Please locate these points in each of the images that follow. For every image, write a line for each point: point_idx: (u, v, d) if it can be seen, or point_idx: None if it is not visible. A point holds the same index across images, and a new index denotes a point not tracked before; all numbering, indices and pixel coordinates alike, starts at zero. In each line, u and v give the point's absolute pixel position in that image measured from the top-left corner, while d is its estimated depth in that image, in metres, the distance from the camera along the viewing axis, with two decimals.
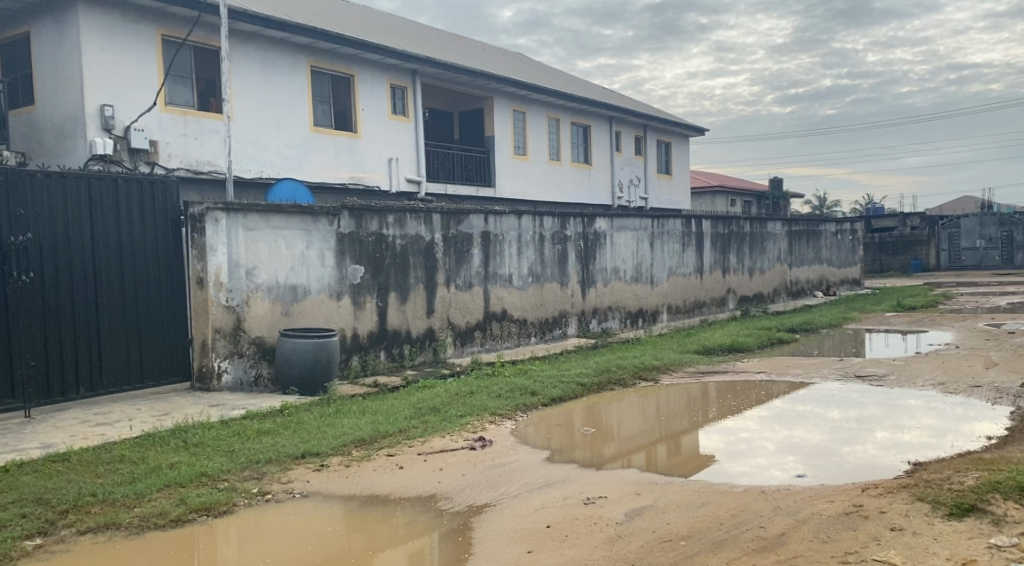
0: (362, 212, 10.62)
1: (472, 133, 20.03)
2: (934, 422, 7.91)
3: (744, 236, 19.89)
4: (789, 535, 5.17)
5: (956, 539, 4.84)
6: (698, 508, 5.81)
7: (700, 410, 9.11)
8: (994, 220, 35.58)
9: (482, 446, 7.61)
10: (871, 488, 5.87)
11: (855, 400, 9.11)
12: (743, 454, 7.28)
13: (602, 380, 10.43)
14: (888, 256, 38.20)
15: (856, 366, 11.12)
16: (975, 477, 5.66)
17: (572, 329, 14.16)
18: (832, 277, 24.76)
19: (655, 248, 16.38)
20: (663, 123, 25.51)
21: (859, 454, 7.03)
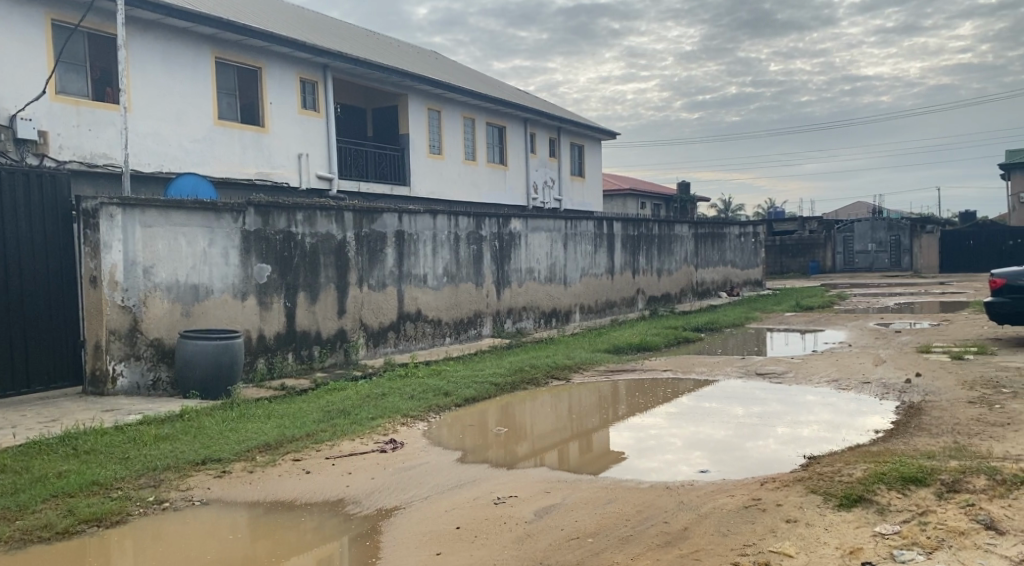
0: (268, 209, 10.38)
1: (386, 130, 19.81)
2: (829, 417, 8.28)
3: (653, 238, 20.37)
4: (692, 530, 5.32)
5: (845, 529, 5.07)
6: (606, 505, 5.91)
7: (610, 408, 9.28)
8: (885, 224, 37.77)
9: (393, 448, 7.55)
10: (769, 482, 6.11)
11: (757, 397, 9.46)
12: (650, 451, 7.44)
13: (515, 380, 10.48)
14: (788, 258, 39.92)
15: (757, 364, 11.54)
16: (862, 469, 5.95)
17: (487, 329, 14.17)
18: (736, 278, 25.63)
19: (569, 249, 16.58)
20: (577, 125, 25.85)
21: (760, 449, 7.28)
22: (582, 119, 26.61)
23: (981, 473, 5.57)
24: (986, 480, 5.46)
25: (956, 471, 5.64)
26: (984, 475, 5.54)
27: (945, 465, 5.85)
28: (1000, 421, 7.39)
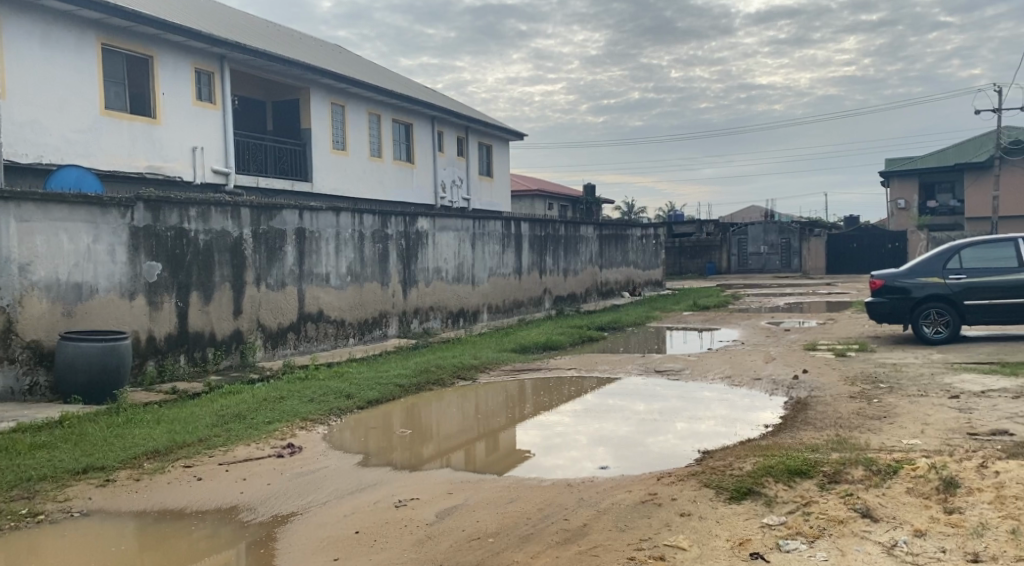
0: (159, 204, 9.98)
1: (287, 125, 19.33)
2: (725, 412, 8.57)
3: (559, 238, 20.59)
4: (591, 526, 5.41)
5: (735, 521, 5.24)
6: (508, 504, 5.94)
7: (516, 407, 9.32)
8: (776, 227, 39.38)
9: (291, 453, 7.37)
10: (665, 477, 6.26)
11: (658, 394, 9.69)
12: (556, 448, 7.51)
13: (420, 380, 10.40)
14: (687, 260, 41.20)
15: (657, 361, 11.83)
16: (752, 463, 6.18)
17: (392, 330, 14.01)
18: (638, 278, 26.20)
19: (476, 249, 16.58)
20: (485, 125, 25.86)
21: (661, 444, 7.46)
22: (489, 119, 26.65)
23: (860, 464, 5.86)
24: (864, 470, 5.75)
25: (837, 463, 5.92)
26: (862, 467, 5.83)
27: (828, 457, 6.13)
28: (878, 414, 7.81)
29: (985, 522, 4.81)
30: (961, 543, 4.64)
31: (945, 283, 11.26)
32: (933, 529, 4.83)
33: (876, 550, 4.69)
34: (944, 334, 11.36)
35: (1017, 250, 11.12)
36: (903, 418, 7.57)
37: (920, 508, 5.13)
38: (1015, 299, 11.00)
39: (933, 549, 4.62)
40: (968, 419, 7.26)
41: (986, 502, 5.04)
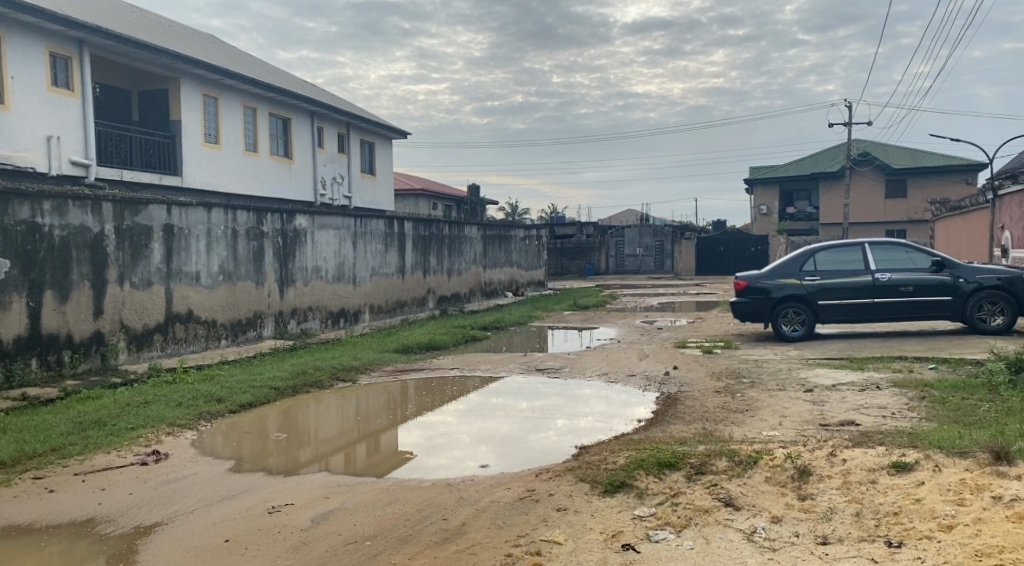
0: (8, 197, 9.33)
1: (154, 115, 18.44)
2: (602, 408, 8.82)
3: (442, 238, 20.55)
4: (469, 524, 5.45)
5: (609, 514, 5.41)
6: (386, 506, 5.89)
7: (398, 408, 9.26)
8: (650, 230, 40.88)
9: (155, 460, 7.05)
10: (543, 473, 6.38)
11: (539, 391, 9.86)
12: (439, 448, 7.50)
13: (297, 383, 10.15)
14: (568, 261, 42.11)
15: (538, 360, 12.03)
16: (625, 456, 6.39)
17: (268, 331, 13.60)
18: (521, 278, 26.48)
19: (358, 247, 16.34)
20: (366, 122, 25.49)
21: (541, 441, 7.60)
22: (371, 116, 26.30)
23: (723, 456, 6.15)
24: (727, 461, 6.04)
25: (703, 455, 6.20)
26: (726, 458, 6.13)
27: (695, 450, 6.40)
28: (741, 408, 8.24)
29: (833, 506, 5.14)
30: (812, 527, 4.94)
31: (801, 283, 12.02)
32: (788, 515, 5.13)
33: (738, 536, 4.94)
34: (801, 332, 12.09)
35: (865, 253, 11.96)
36: (762, 411, 8.02)
37: (777, 495, 5.45)
38: (863, 299, 11.82)
39: (788, 534, 4.90)
40: (821, 411, 7.76)
41: (834, 487, 5.40)
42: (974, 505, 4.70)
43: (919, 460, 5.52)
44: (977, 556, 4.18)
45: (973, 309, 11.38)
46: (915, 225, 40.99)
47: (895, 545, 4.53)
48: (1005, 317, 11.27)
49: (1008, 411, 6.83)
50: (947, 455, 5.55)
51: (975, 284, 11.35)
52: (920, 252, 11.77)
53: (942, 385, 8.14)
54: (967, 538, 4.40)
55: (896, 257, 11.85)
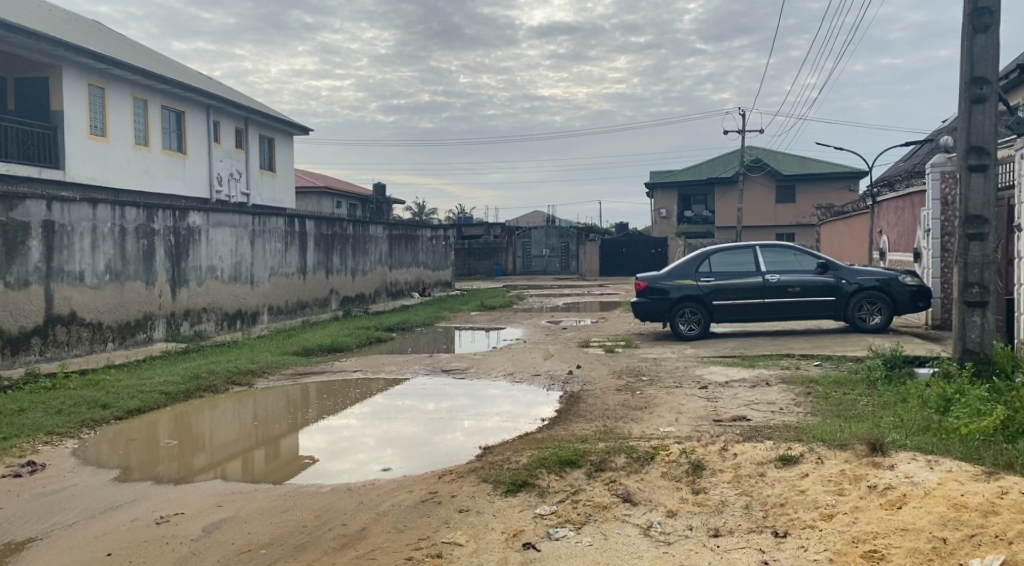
0: None
1: (34, 105, 17.43)
2: (509, 408, 8.87)
3: (346, 237, 20.22)
4: (369, 529, 5.38)
5: (510, 513, 5.45)
6: (283, 513, 5.75)
7: (298, 413, 9.05)
8: (556, 232, 41.85)
9: (31, 472, 6.67)
10: (445, 474, 6.36)
11: (445, 393, 9.83)
12: (342, 452, 7.38)
13: (190, 388, 9.78)
14: (475, 261, 41.86)
15: (443, 361, 11.99)
16: (527, 455, 6.44)
17: (158, 333, 13.05)
18: (427, 279, 26.33)
19: (256, 246, 15.89)
20: (266, 117, 24.83)
21: (447, 442, 7.58)
22: (271, 111, 25.63)
23: (622, 452, 6.27)
24: (625, 457, 6.17)
25: (602, 452, 6.30)
26: (624, 454, 6.24)
27: (595, 447, 6.51)
28: (640, 405, 8.44)
29: (724, 500, 5.32)
30: (705, 520, 5.10)
31: (696, 284, 12.43)
32: (682, 510, 5.29)
33: (635, 531, 5.05)
34: (697, 331, 12.49)
35: (755, 256, 12.46)
36: (659, 408, 8.24)
37: (672, 490, 5.61)
38: (754, 299, 12.31)
39: (682, 527, 5.04)
40: (715, 407, 8.03)
41: (725, 481, 5.59)
42: (852, 495, 4.95)
43: (803, 453, 5.78)
44: (853, 541, 4.40)
45: (854, 309, 12.00)
46: (803, 229, 42.92)
47: (781, 536, 4.72)
48: (883, 316, 11.94)
49: (885, 404, 7.23)
50: (828, 448, 5.83)
51: (856, 285, 11.97)
52: (807, 255, 12.33)
53: (827, 381, 8.56)
54: (845, 525, 4.61)
55: (785, 260, 12.39)
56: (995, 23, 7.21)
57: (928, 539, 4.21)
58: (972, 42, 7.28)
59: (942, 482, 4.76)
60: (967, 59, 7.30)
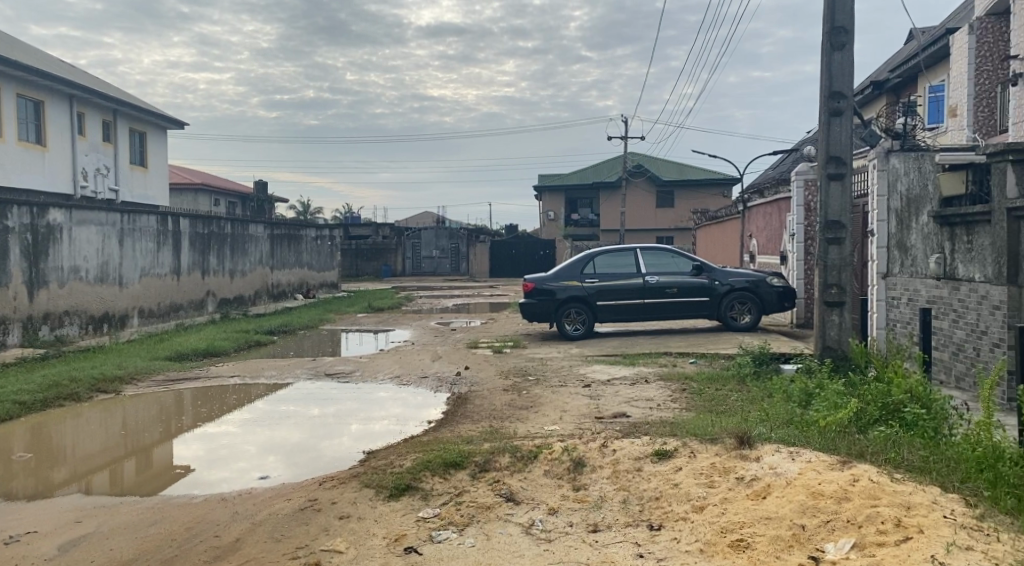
0: None
1: None
2: (398, 411, 8.79)
3: (224, 237, 19.52)
4: (244, 540, 5.21)
5: (392, 517, 5.40)
6: (149, 527, 5.49)
7: (171, 421, 8.67)
8: (447, 233, 42.02)
9: None
10: (326, 480, 6.24)
11: (331, 397, 9.64)
12: (221, 460, 7.12)
13: (50, 397, 9.20)
14: (362, 262, 41.10)
15: (326, 364, 11.75)
16: (411, 459, 6.40)
17: (13, 338, 12.19)
18: (312, 280, 25.76)
19: (124, 246, 15.11)
20: (136, 109, 23.67)
21: (333, 448, 7.43)
22: (142, 103, 24.44)
23: (506, 452, 6.32)
24: (509, 457, 6.22)
25: (487, 452, 6.34)
26: (508, 454, 6.29)
27: (479, 447, 6.53)
28: (526, 405, 8.55)
29: (603, 495, 5.46)
30: (585, 516, 5.22)
31: (582, 284, 12.69)
32: (563, 506, 5.39)
33: (517, 530, 5.11)
34: (581, 331, 12.75)
35: (636, 258, 12.84)
36: (544, 407, 8.37)
37: (554, 488, 5.71)
38: (636, 300, 12.67)
39: (562, 524, 5.14)
40: (597, 405, 8.23)
41: (605, 477, 5.73)
42: (722, 486, 5.18)
43: (677, 447, 6.00)
44: (722, 532, 4.59)
45: (726, 309, 12.54)
46: (682, 233, 44.48)
47: (656, 528, 4.88)
48: (752, 315, 12.54)
49: (754, 399, 7.60)
50: (700, 442, 6.07)
51: (728, 286, 12.52)
52: (683, 257, 12.82)
53: (701, 378, 8.92)
54: (715, 516, 4.81)
55: (663, 262, 12.82)
56: (850, 42, 7.75)
57: (789, 526, 4.45)
58: (831, 59, 7.77)
59: (802, 471, 5.05)
60: (826, 74, 7.77)
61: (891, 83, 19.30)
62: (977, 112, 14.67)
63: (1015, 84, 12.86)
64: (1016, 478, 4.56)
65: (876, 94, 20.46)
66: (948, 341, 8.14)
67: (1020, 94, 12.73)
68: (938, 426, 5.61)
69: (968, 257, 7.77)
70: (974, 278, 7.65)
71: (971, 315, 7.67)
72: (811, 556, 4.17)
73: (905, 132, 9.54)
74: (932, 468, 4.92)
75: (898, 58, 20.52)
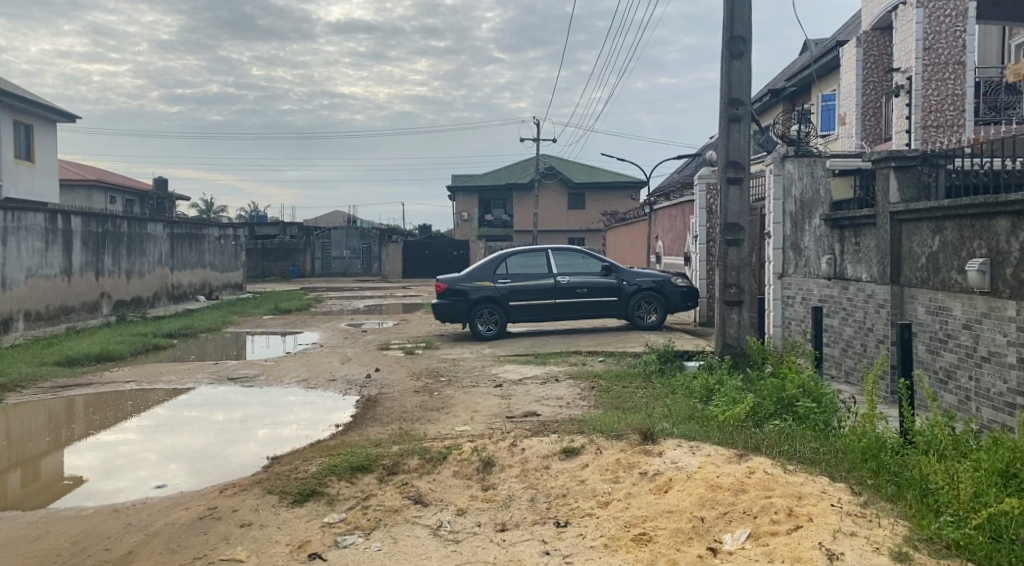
0: None
1: None
2: (307, 415, 8.62)
3: (120, 236, 18.72)
4: (136, 552, 5.01)
5: (296, 524, 5.29)
6: (32, 542, 5.22)
7: (61, 429, 8.25)
8: (358, 233, 41.53)
9: None
10: (227, 488, 6.07)
11: (237, 401, 9.38)
12: (117, 469, 6.82)
13: None
14: (269, 262, 40.02)
15: (229, 368, 11.41)
16: (317, 463, 6.28)
17: None
18: (215, 281, 24.97)
19: (8, 246, 14.29)
20: (22, 101, 22.44)
21: (239, 454, 7.23)
22: (29, 94, 23.19)
23: (415, 454, 6.28)
24: (418, 459, 6.19)
25: (395, 455, 6.29)
26: (417, 456, 6.26)
27: (388, 450, 6.48)
28: (437, 406, 8.52)
29: (512, 494, 5.50)
30: (493, 515, 5.24)
31: (494, 285, 12.72)
32: (472, 507, 5.40)
33: (424, 532, 5.09)
34: (494, 331, 12.79)
35: (547, 258, 12.98)
36: (455, 408, 8.36)
37: (463, 488, 5.72)
38: (547, 300, 12.81)
39: (470, 525, 5.15)
40: (508, 404, 8.28)
41: (513, 476, 5.77)
42: (626, 482, 5.29)
43: (584, 444, 6.08)
44: (626, 526, 4.69)
45: (634, 308, 12.81)
46: (593, 234, 45.18)
47: (562, 525, 4.95)
48: (658, 314, 12.85)
49: (658, 395, 7.79)
50: (607, 438, 6.18)
51: (635, 286, 12.80)
52: (593, 258, 13.03)
53: (609, 376, 9.09)
54: (619, 511, 4.91)
55: (574, 262, 13.00)
56: (748, 51, 8.03)
57: (689, 519, 4.59)
58: (730, 67, 8.05)
59: (702, 465, 5.21)
60: (726, 82, 8.04)
61: (787, 91, 20.09)
62: (865, 121, 15.50)
63: (897, 96, 13.61)
64: (896, 467, 4.86)
65: (773, 101, 21.26)
66: (839, 338, 8.55)
67: (901, 105, 13.50)
68: (828, 419, 5.88)
69: (856, 258, 8.18)
70: (861, 278, 8.07)
71: (859, 313, 8.07)
72: (709, 547, 4.30)
73: (798, 139, 9.96)
74: (822, 460, 5.16)
75: (794, 67, 21.38)
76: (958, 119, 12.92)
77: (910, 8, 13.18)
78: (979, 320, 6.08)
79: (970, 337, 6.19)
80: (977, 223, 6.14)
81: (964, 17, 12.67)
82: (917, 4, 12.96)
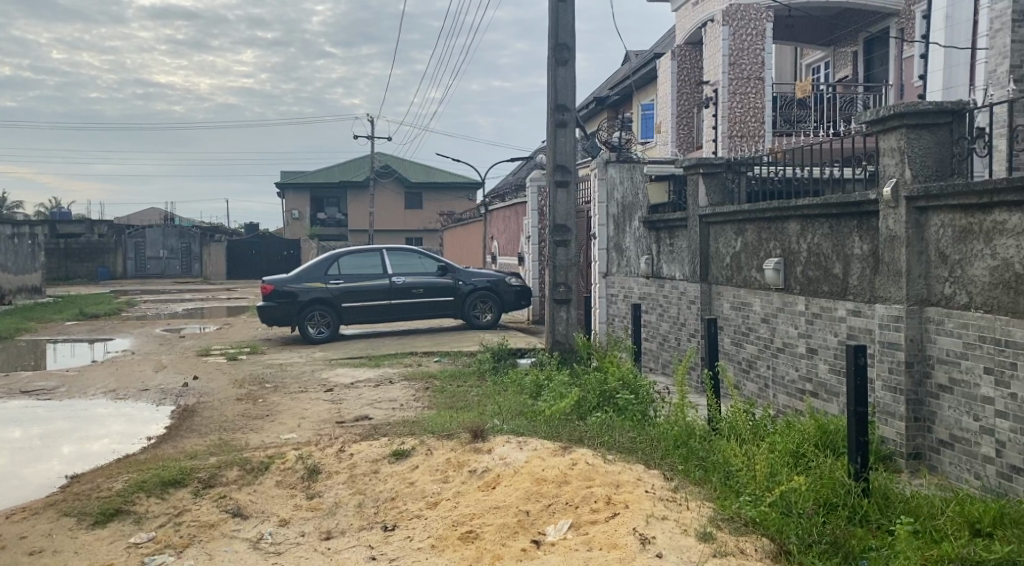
0: None
1: None
2: (119, 428, 8.03)
3: None
4: None
5: (96, 547, 4.91)
6: None
7: None
8: (175, 232, 39.42)
9: None
10: (17, 512, 5.53)
11: (37, 417, 8.57)
12: None
13: None
14: (73, 263, 36.32)
15: (24, 380, 10.39)
16: (124, 480, 5.85)
17: None
18: (7, 284, 22.69)
19: None
20: None
21: (37, 474, 6.61)
22: None
23: (234, 465, 6.01)
24: (238, 470, 5.93)
25: (212, 467, 5.97)
26: (237, 467, 5.99)
27: (205, 463, 6.14)
28: (261, 413, 8.19)
29: (337, 501, 5.38)
30: (317, 524, 5.10)
31: (325, 286, 12.38)
32: (295, 517, 5.23)
33: (244, 546, 4.87)
34: (327, 333, 12.49)
35: (381, 259, 12.80)
36: (282, 415, 8.07)
37: (286, 498, 5.53)
38: (382, 301, 12.63)
39: (293, 535, 4.98)
40: (338, 409, 8.09)
41: (340, 482, 5.64)
42: (455, 481, 5.32)
43: (414, 446, 6.05)
44: (453, 525, 4.71)
45: (469, 308, 12.92)
46: (429, 233, 45.13)
47: (389, 529, 4.90)
48: (493, 314, 13.06)
49: (490, 393, 7.90)
50: (437, 438, 6.19)
51: (470, 285, 12.91)
52: (429, 258, 13.01)
53: (442, 375, 9.11)
54: (447, 510, 4.92)
55: (409, 262, 12.91)
56: (572, 58, 8.31)
57: (514, 513, 4.67)
58: (556, 74, 8.28)
59: (528, 459, 5.33)
60: (552, 87, 8.26)
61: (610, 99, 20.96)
62: (678, 130, 16.34)
63: (706, 107, 14.53)
64: (703, 452, 5.19)
65: (597, 109, 22.08)
66: (656, 333, 9.03)
67: (710, 116, 14.42)
68: (645, 409, 6.20)
69: (670, 258, 8.68)
70: (675, 277, 8.56)
71: (674, 309, 8.55)
72: (532, 540, 4.39)
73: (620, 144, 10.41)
74: (638, 448, 5.42)
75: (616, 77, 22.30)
76: (757, 130, 13.97)
77: (717, 25, 14.06)
78: (775, 314, 6.61)
79: (768, 330, 6.72)
80: (773, 225, 6.67)
81: (762, 36, 13.84)
82: (722, 22, 13.82)
